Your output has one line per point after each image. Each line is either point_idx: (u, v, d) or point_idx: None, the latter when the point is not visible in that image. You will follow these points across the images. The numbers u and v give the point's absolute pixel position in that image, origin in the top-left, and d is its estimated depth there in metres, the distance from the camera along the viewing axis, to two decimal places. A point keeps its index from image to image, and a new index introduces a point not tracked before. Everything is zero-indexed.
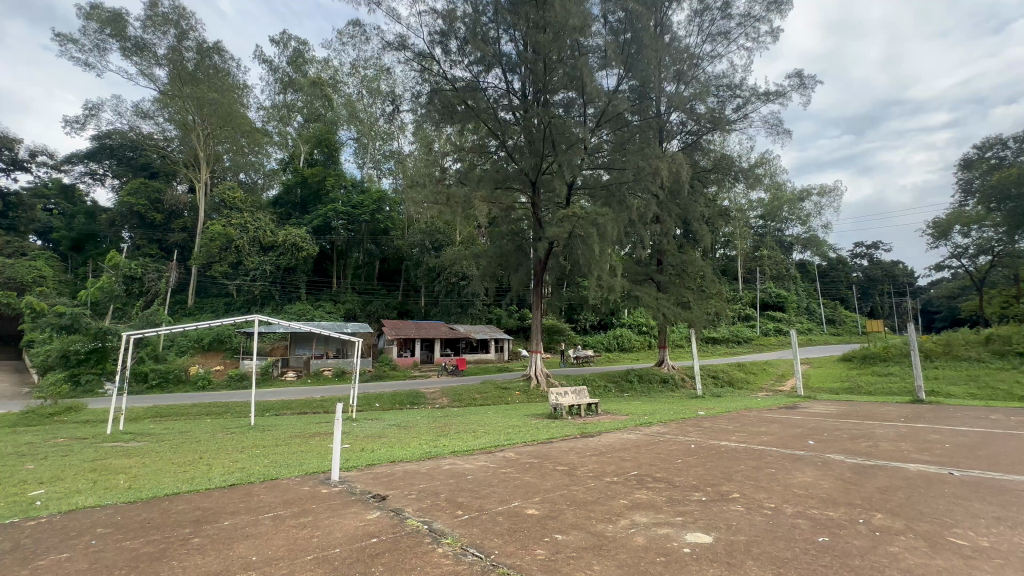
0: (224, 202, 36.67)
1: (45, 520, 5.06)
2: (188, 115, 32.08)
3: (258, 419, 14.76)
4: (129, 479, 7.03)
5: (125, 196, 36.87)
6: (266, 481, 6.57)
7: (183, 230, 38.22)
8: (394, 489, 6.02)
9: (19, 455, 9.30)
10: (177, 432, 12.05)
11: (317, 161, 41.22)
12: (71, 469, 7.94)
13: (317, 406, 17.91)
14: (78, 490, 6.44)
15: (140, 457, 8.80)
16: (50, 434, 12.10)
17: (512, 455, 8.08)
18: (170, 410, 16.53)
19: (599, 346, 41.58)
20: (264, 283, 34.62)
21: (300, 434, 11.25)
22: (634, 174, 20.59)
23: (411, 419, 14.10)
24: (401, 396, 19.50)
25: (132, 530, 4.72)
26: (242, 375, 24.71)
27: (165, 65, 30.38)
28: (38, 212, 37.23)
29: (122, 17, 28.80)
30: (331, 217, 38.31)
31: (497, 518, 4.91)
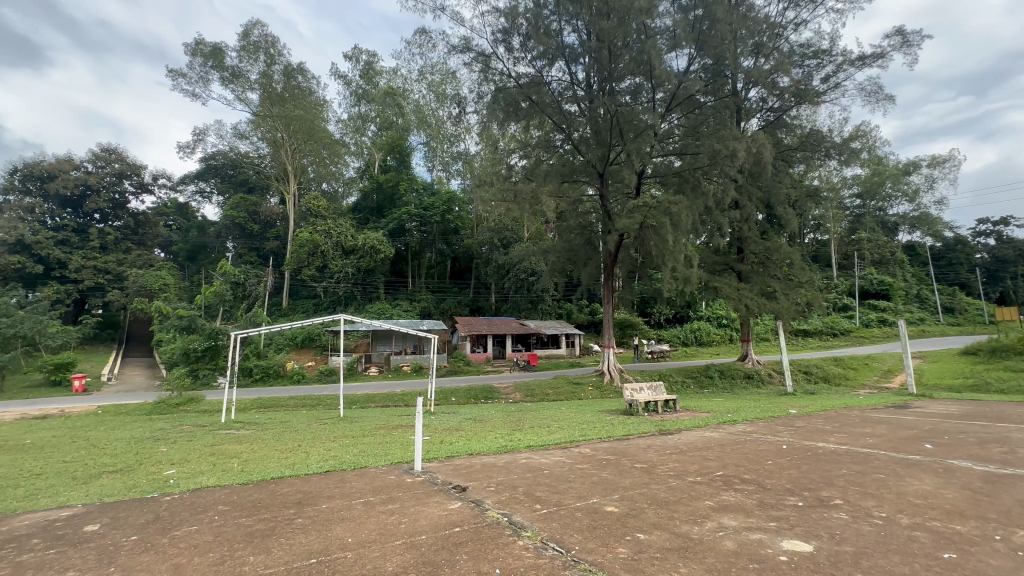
0: (311, 211, 39.76)
1: (178, 496, 5.80)
2: (278, 132, 35.18)
3: (346, 411, 15.89)
4: (241, 463, 7.88)
5: (228, 211, 41.19)
6: (356, 469, 7.04)
7: (277, 238, 41.97)
8: (473, 481, 6.20)
9: (154, 439, 10.75)
10: (277, 422, 13.25)
11: (391, 166, 43.49)
12: (194, 452, 9.05)
13: (398, 399, 18.93)
14: (202, 471, 7.34)
15: (249, 444, 9.82)
16: (176, 421, 13.87)
17: (587, 450, 7.99)
18: (272, 401, 18.25)
19: (675, 340, 39.98)
20: (347, 283, 37.32)
21: (383, 426, 11.87)
22: (709, 158, 19.51)
23: (486, 413, 14.45)
24: (476, 391, 20.03)
25: (247, 508, 5.28)
26: (331, 370, 26.75)
27: (258, 89, 33.25)
28: (161, 228, 42.62)
29: (221, 50, 32.07)
30: (406, 220, 40.17)
31: (576, 513, 4.89)
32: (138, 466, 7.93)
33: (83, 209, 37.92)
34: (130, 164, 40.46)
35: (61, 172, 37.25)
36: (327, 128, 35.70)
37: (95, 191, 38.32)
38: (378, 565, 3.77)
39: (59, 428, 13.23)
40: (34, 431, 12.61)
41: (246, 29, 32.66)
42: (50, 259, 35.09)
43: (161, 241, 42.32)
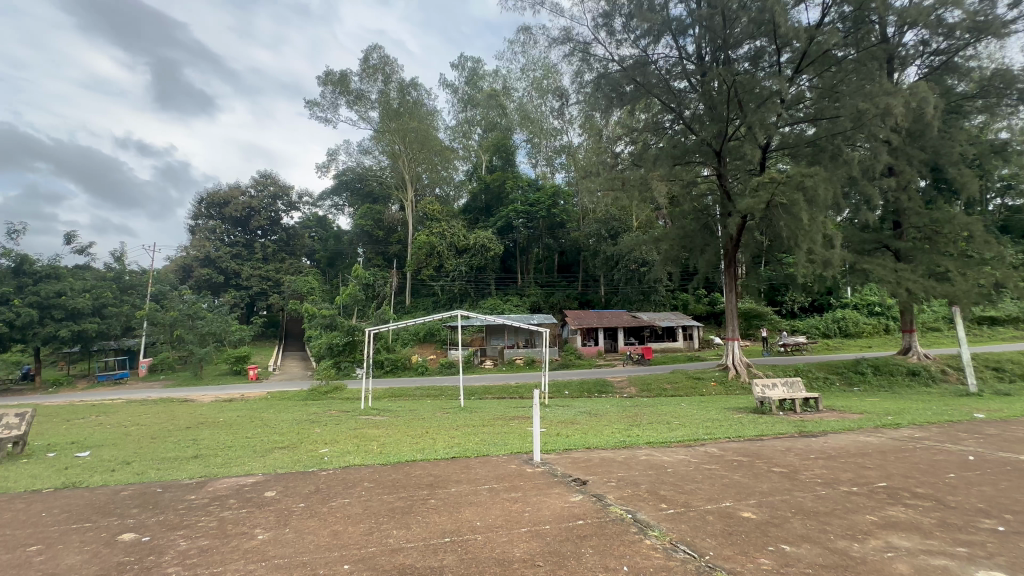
0: (427, 215, 42.87)
1: (331, 472, 6.63)
2: (396, 145, 38.39)
3: (467, 402, 16.82)
4: (380, 446, 8.78)
5: (358, 221, 45.98)
6: (479, 457, 7.39)
7: (399, 242, 45.81)
8: (593, 475, 6.14)
9: (310, 422, 12.46)
10: (406, 410, 14.51)
11: (496, 166, 45.02)
12: (341, 434, 10.30)
13: (514, 391, 19.53)
14: (349, 451, 8.32)
15: (385, 429, 10.88)
16: (326, 407, 15.94)
17: (715, 451, 7.43)
18: (402, 391, 19.97)
19: (813, 330, 35.48)
20: (462, 281, 39.30)
21: (501, 417, 12.33)
22: (853, 120, 16.86)
23: (600, 407, 14.21)
24: (589, 384, 19.85)
25: (387, 486, 5.85)
26: (450, 363, 28.63)
27: (378, 107, 36.53)
28: (307, 240, 49.16)
29: (347, 76, 35.83)
30: (513, 217, 41.26)
31: (707, 517, 4.57)
32: (300, 444, 9.26)
33: (250, 227, 45.24)
34: (281, 186, 47.35)
35: (232, 198, 44.83)
36: (437, 137, 38.05)
37: (257, 211, 45.45)
38: (506, 550, 3.91)
39: (242, 409, 16.02)
40: (225, 411, 15.44)
41: (367, 54, 35.97)
42: (229, 270, 42.47)
43: (306, 251, 48.64)
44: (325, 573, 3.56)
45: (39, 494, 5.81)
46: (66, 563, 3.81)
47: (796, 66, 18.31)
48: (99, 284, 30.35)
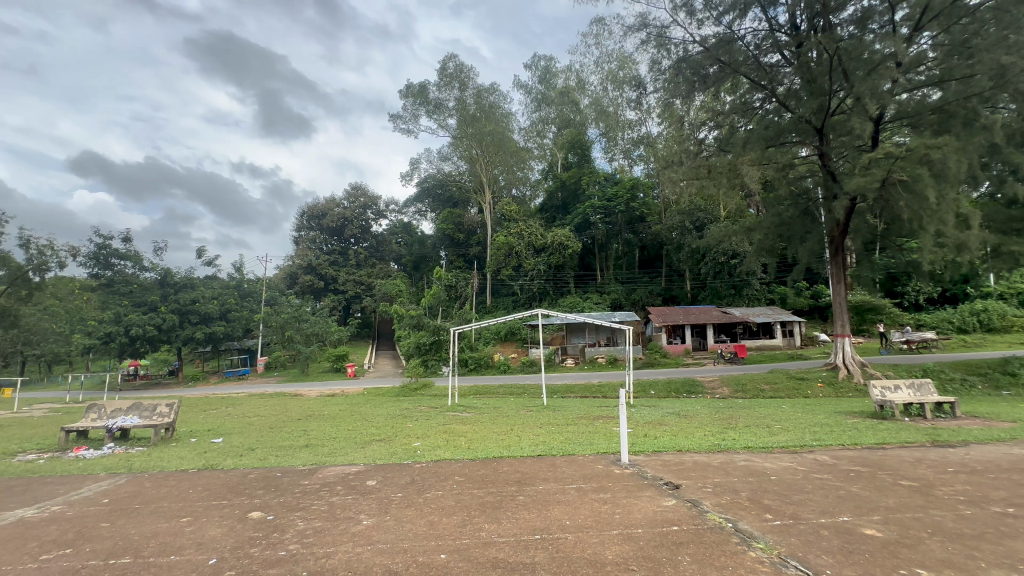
0: (505, 216, 43.53)
1: (424, 465, 6.98)
2: (473, 150, 39.55)
3: (549, 400, 16.85)
4: (468, 441, 9.08)
5: (440, 225, 47.81)
6: (565, 456, 7.36)
7: (479, 244, 47.03)
8: (687, 479, 5.84)
9: (402, 417, 13.25)
10: (491, 407, 14.83)
11: (572, 163, 44.47)
12: (431, 429, 10.81)
13: (597, 390, 19.22)
14: (440, 445, 8.71)
15: (471, 425, 11.25)
16: (417, 403, 16.83)
17: (826, 459, 6.72)
18: (486, 389, 20.46)
19: (945, 325, 30.87)
20: (540, 280, 39.42)
21: (585, 416, 12.17)
22: (992, 78, 14.45)
23: (691, 408, 13.46)
24: (677, 384, 18.96)
25: (477, 481, 6.03)
26: (532, 362, 28.97)
27: (455, 114, 37.74)
28: (394, 245, 52.19)
29: (426, 87, 37.43)
30: (590, 213, 40.61)
31: (821, 531, 4.14)
32: (395, 437, 9.86)
33: (345, 236, 49.07)
34: (371, 196, 50.88)
35: (329, 210, 48.91)
36: (512, 138, 38.61)
37: (350, 220, 49.11)
38: (598, 551, 3.86)
39: (343, 403, 17.44)
40: (328, 406, 16.83)
41: (443, 63, 37.31)
42: (328, 276, 46.37)
43: (394, 255, 51.55)
44: (424, 560, 3.75)
45: (188, 472, 6.79)
46: (210, 534, 4.39)
47: (914, 24, 16.17)
48: (224, 292, 34.48)
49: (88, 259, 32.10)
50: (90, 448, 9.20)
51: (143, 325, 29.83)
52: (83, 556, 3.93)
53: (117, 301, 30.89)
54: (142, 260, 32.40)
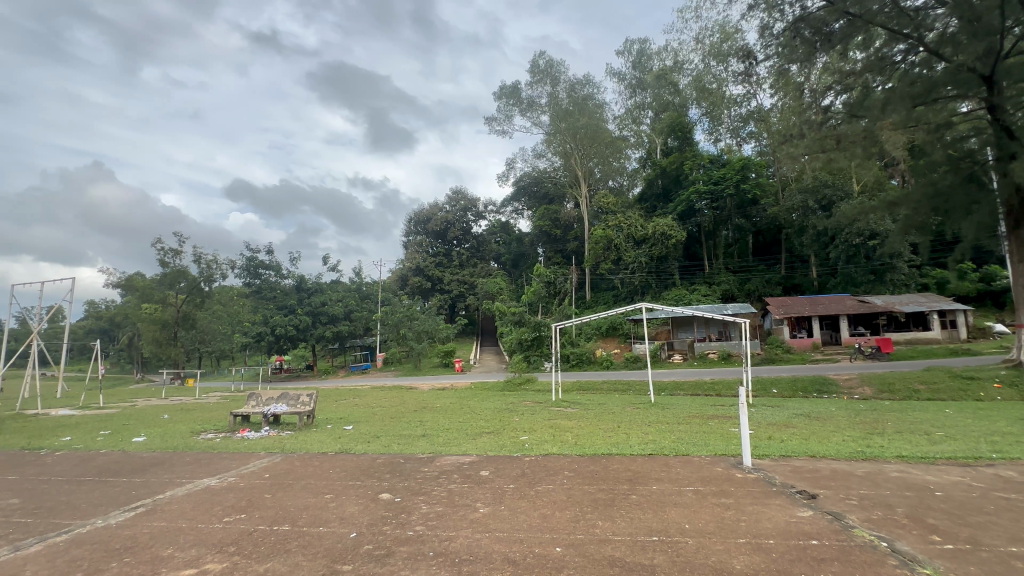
0: (602, 209, 42.57)
1: (534, 458, 7.11)
2: (567, 144, 39.33)
3: (657, 398, 16.13)
4: (575, 437, 9.04)
5: (538, 222, 47.14)
6: (680, 456, 7.01)
7: (576, 238, 46.69)
8: (825, 488, 5.22)
9: (509, 411, 13.61)
10: (596, 403, 14.59)
11: (672, 147, 41.92)
12: (537, 424, 10.94)
13: (710, 388, 17.94)
14: (547, 440, 8.79)
15: (577, 421, 11.18)
16: (521, 398, 17.17)
17: (1014, 476, 5.53)
18: (590, 385, 20.17)
19: None
20: (642, 273, 37.91)
21: (698, 415, 11.41)
22: None
23: (824, 410, 11.97)
24: (804, 382, 17.00)
25: (587, 478, 5.98)
26: (636, 357, 28.00)
27: (548, 110, 37.79)
28: (494, 245, 53.82)
29: (518, 87, 37.81)
30: (695, 199, 37.32)
31: (1012, 562, 3.44)
32: (504, 430, 10.15)
33: (448, 238, 51.73)
34: (470, 199, 53.17)
35: (433, 215, 51.90)
36: (607, 128, 37.75)
37: (452, 223, 51.68)
38: (725, 559, 3.60)
39: (454, 396, 18.42)
40: (440, 398, 17.86)
41: (534, 61, 37.43)
42: (435, 277, 49.26)
43: (494, 255, 53.08)
44: (540, 551, 3.81)
45: (327, 455, 7.68)
46: (349, 510, 4.91)
47: None
48: (347, 294, 38.34)
49: (242, 270, 37.75)
50: (252, 431, 10.82)
51: (285, 325, 34.42)
52: (254, 521, 4.63)
53: (266, 306, 35.97)
54: (282, 269, 37.29)
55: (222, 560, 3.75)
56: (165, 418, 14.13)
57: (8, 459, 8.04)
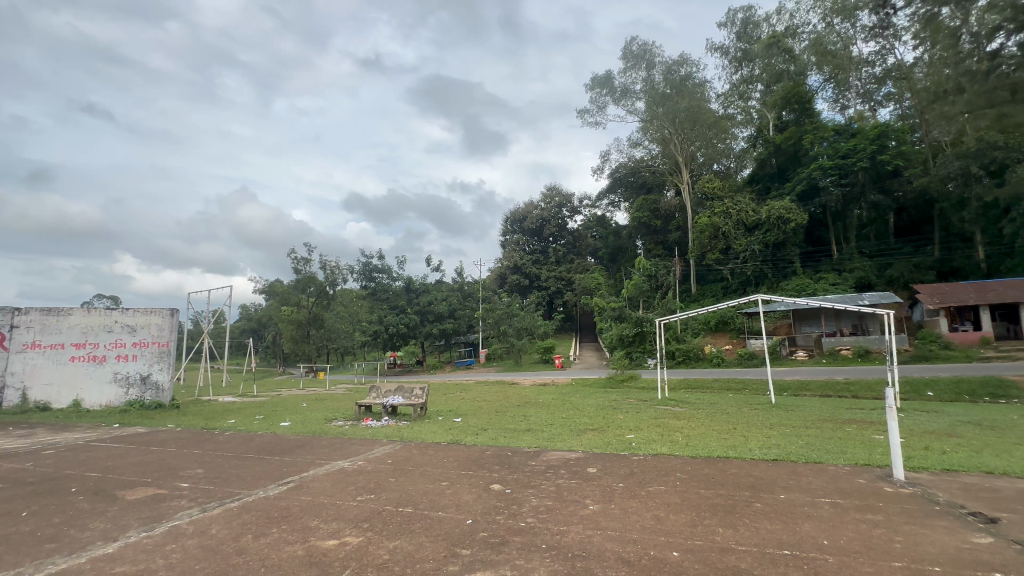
0: (707, 195, 39.69)
1: (642, 458, 6.88)
2: (665, 129, 37.31)
3: (778, 398, 14.67)
4: (685, 437, 8.60)
5: (635, 214, 45.26)
6: (811, 463, 6.30)
7: (678, 228, 44.23)
8: (1009, 512, 4.33)
9: (613, 408, 13.33)
10: (707, 403, 13.70)
11: (788, 121, 37.62)
12: (644, 422, 10.58)
13: (844, 388, 15.87)
14: (655, 439, 8.45)
15: (686, 420, 10.60)
16: (625, 395, 16.70)
17: None
18: (699, 383, 18.99)
19: None
20: (756, 262, 34.66)
21: (829, 418, 10.16)
22: None
23: (999, 418, 9.94)
24: (971, 385, 14.28)
25: (703, 481, 5.63)
26: (751, 354, 25.76)
27: (644, 97, 36.14)
28: (590, 240, 52.97)
29: (610, 76, 36.40)
30: (818, 177, 33.14)
31: None
32: (608, 428, 9.98)
33: (544, 235, 52.01)
34: (564, 195, 53.08)
35: (529, 213, 52.47)
36: (710, 108, 35.21)
37: (548, 220, 51.89)
38: None
39: (556, 392, 18.53)
40: (542, 394, 18.06)
41: (627, 46, 35.88)
42: (532, 275, 49.83)
43: (590, 250, 52.30)
44: (656, 554, 3.68)
45: (442, 445, 8.18)
46: (464, 498, 5.18)
47: None
48: (451, 293, 40.38)
49: (359, 274, 41.68)
50: (374, 420, 11.91)
51: (397, 323, 37.28)
52: (382, 502, 5.10)
53: (380, 306, 39.17)
54: (393, 272, 40.34)
55: (358, 534, 4.19)
56: (303, 406, 16.13)
57: (193, 436, 9.80)
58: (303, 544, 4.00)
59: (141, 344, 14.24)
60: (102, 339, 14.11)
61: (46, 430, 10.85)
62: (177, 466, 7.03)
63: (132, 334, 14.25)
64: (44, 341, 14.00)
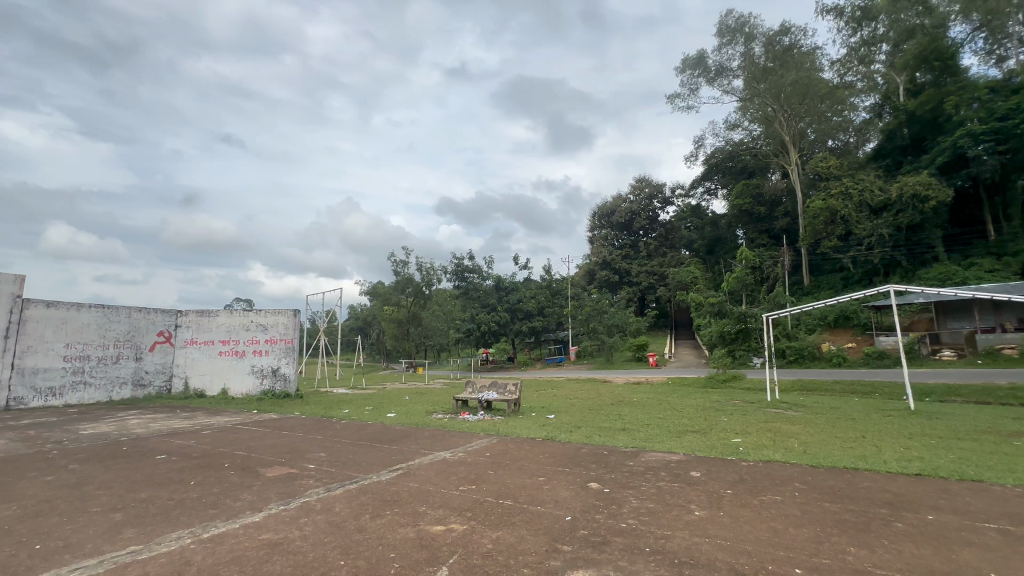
0: (820, 176, 35.57)
1: (752, 464, 6.37)
2: (768, 107, 34.10)
3: (917, 404, 12.73)
4: (803, 444, 7.80)
5: (734, 201, 41.98)
6: (966, 481, 5.39)
7: (786, 214, 40.25)
8: None
9: (715, 410, 12.50)
10: (826, 407, 12.30)
11: (924, 83, 32.42)
12: (752, 426, 9.78)
13: (1009, 394, 13.31)
14: (766, 445, 7.78)
15: (803, 426, 9.61)
16: (729, 396, 15.58)
17: None
18: (816, 384, 17.15)
19: None
20: (884, 249, 30.37)
21: (989, 429, 8.58)
22: None
23: None
24: None
25: (827, 493, 5.08)
26: (881, 353, 22.69)
27: (742, 74, 33.37)
28: (684, 231, 50.12)
29: (704, 55, 33.81)
30: (966, 145, 28.13)
31: None
32: (711, 430, 9.39)
33: (633, 229, 50.26)
34: (655, 186, 50.90)
35: (617, 207, 50.99)
36: (823, 78, 31.50)
37: (638, 213, 50.04)
38: None
39: (651, 391, 17.84)
40: (637, 393, 17.49)
41: (721, 21, 33.25)
42: (622, 270, 48.45)
43: (685, 242, 49.55)
44: (775, 569, 3.39)
45: (537, 441, 8.29)
46: (562, 494, 5.20)
47: None
48: (539, 291, 40.66)
49: (452, 274, 43.58)
50: (470, 415, 12.39)
51: (488, 321, 38.31)
52: (483, 492, 5.31)
53: (472, 305, 40.59)
54: (484, 272, 41.58)
55: (463, 522, 4.39)
56: (406, 399, 17.28)
57: (316, 423, 10.97)
58: (414, 527, 4.28)
59: (272, 340, 16.22)
60: (242, 336, 16.31)
61: (204, 413, 12.86)
62: (305, 449, 7.92)
63: (265, 331, 16.29)
64: (200, 338, 16.57)
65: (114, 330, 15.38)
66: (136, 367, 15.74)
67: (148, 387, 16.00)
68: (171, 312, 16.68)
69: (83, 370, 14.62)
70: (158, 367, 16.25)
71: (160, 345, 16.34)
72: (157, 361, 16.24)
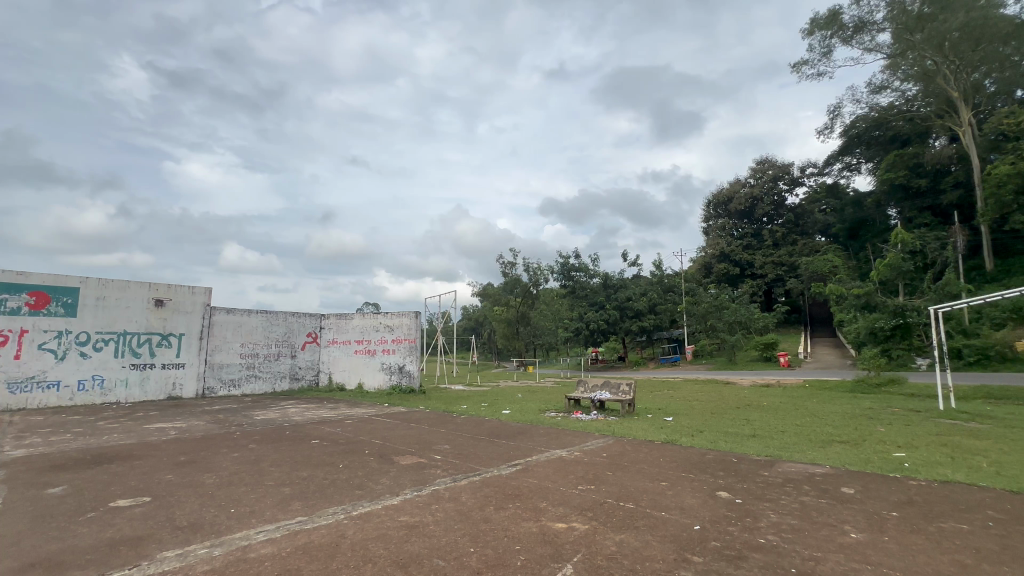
0: (1005, 135, 28.94)
1: (923, 484, 5.39)
2: (927, 60, 28.60)
3: None
4: (994, 464, 6.40)
5: (883, 176, 35.98)
6: None
7: (957, 185, 33.39)
8: None
9: (868, 418, 10.81)
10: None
11: None
12: (919, 439, 8.28)
13: None
14: (942, 462, 6.52)
15: (992, 442, 7.88)
16: (884, 402, 13.41)
17: None
18: (1009, 392, 13.97)
19: None
20: None
21: None
22: None
23: None
24: None
25: None
26: None
27: (889, 27, 28.38)
28: (818, 215, 44.21)
29: (838, 11, 29.32)
30: None
31: None
32: (865, 441, 8.14)
33: (755, 216, 45.59)
34: (779, 166, 45.74)
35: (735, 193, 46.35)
36: (1004, 15, 25.62)
37: (760, 198, 45.22)
38: None
39: (784, 395, 16.07)
40: (766, 396, 15.89)
41: None
42: (743, 261, 44.37)
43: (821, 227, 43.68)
44: None
45: (656, 444, 7.93)
46: (689, 502, 4.91)
47: None
48: (650, 287, 38.93)
49: (559, 274, 43.63)
50: (583, 414, 12.30)
51: (597, 320, 37.54)
52: (603, 493, 5.24)
53: (580, 303, 40.22)
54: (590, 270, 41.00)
55: (584, 522, 4.38)
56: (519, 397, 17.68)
57: (439, 417, 11.75)
58: (536, 522, 4.37)
59: (398, 339, 17.78)
60: (373, 336, 18.13)
61: (346, 404, 14.55)
62: (431, 441, 8.53)
63: (391, 332, 17.92)
64: (340, 338, 18.77)
65: (275, 332, 18.11)
66: (292, 363, 18.37)
67: (302, 381, 18.57)
68: (317, 316, 19.14)
69: (254, 365, 17.45)
70: (309, 363, 18.77)
71: (310, 345, 18.85)
72: (308, 358, 18.76)
